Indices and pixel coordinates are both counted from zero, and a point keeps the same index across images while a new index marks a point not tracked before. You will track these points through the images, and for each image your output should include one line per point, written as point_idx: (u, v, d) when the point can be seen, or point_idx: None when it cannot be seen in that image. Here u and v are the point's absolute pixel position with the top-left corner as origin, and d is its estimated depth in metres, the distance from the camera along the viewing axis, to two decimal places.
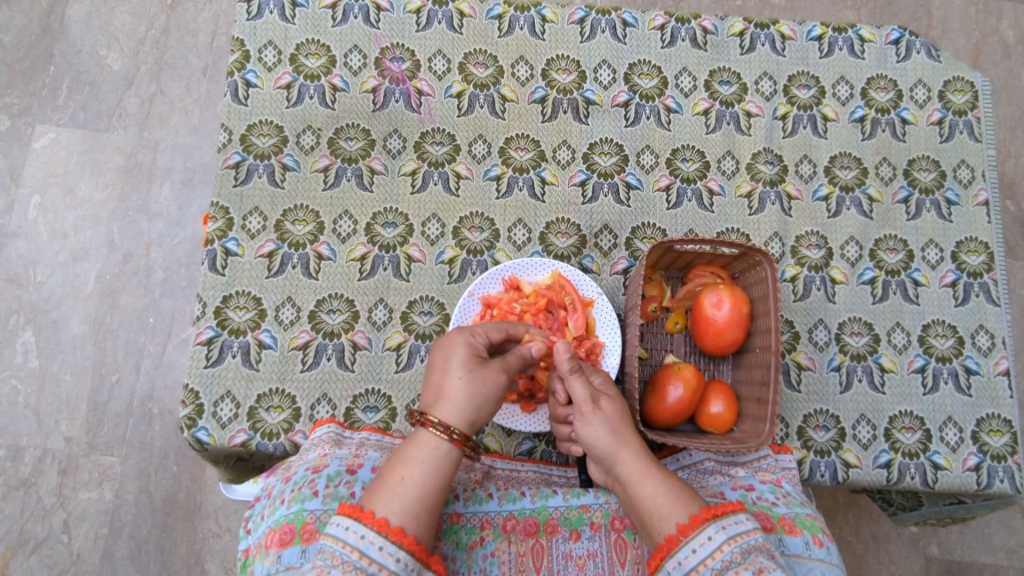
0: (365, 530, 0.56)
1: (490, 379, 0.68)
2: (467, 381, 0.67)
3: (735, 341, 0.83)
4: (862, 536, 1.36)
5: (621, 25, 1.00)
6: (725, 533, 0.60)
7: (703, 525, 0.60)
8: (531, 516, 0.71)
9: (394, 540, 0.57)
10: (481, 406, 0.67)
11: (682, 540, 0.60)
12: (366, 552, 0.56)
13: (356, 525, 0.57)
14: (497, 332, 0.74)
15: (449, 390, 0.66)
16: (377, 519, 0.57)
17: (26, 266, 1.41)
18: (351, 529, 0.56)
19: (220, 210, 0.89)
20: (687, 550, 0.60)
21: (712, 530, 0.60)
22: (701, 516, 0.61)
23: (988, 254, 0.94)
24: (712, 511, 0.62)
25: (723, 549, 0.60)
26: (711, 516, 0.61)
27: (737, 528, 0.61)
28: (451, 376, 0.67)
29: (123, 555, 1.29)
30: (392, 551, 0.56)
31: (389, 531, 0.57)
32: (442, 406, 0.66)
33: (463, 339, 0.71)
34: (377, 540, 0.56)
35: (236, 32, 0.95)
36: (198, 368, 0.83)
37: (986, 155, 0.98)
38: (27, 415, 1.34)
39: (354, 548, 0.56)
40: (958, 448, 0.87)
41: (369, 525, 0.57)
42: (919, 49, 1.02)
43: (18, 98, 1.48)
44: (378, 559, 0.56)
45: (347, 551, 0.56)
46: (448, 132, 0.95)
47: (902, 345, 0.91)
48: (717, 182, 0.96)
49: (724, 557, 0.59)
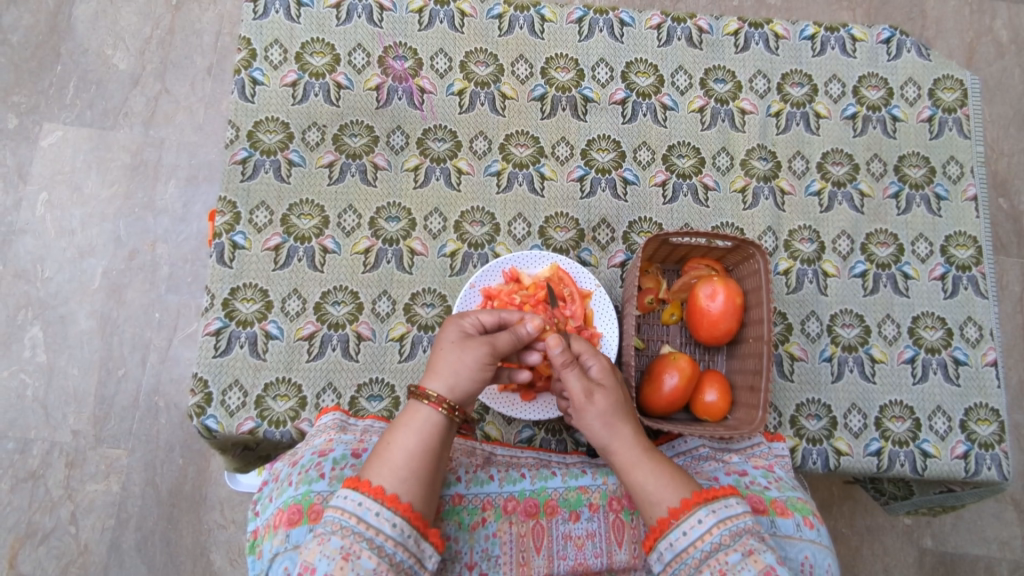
0: (362, 498, 0.60)
1: (472, 350, 0.69)
2: (451, 352, 0.70)
3: (729, 332, 0.85)
4: (857, 527, 1.38)
5: (618, 24, 1.02)
6: (715, 517, 0.63)
7: (694, 508, 0.63)
8: (531, 498, 0.73)
9: (389, 506, 0.59)
10: (471, 377, 0.69)
11: (674, 523, 0.63)
12: (364, 517, 0.59)
13: (354, 494, 0.60)
14: (490, 315, 0.75)
15: (437, 364, 0.69)
16: (374, 487, 0.60)
17: (34, 262, 1.43)
18: (350, 497, 0.60)
19: (228, 205, 0.91)
20: (679, 532, 0.63)
21: (703, 513, 0.63)
22: (692, 500, 0.64)
23: (977, 248, 0.97)
24: (704, 495, 0.64)
25: (713, 532, 0.62)
26: (702, 500, 0.64)
27: (727, 511, 0.63)
28: (439, 350, 0.71)
29: (129, 545, 1.32)
30: (388, 516, 0.59)
31: (384, 498, 0.60)
32: (432, 378, 0.68)
33: (455, 321, 0.74)
34: (374, 506, 0.59)
35: (242, 32, 0.97)
36: (207, 357, 0.86)
37: (975, 152, 1.00)
38: (35, 409, 1.36)
39: (352, 515, 0.59)
40: (947, 436, 0.89)
41: (367, 493, 0.60)
42: (910, 48, 1.04)
43: (26, 97, 1.51)
44: (376, 524, 0.59)
45: (346, 517, 0.59)
46: (450, 129, 0.98)
47: (893, 336, 0.94)
48: (712, 178, 0.99)
49: (714, 539, 0.62)
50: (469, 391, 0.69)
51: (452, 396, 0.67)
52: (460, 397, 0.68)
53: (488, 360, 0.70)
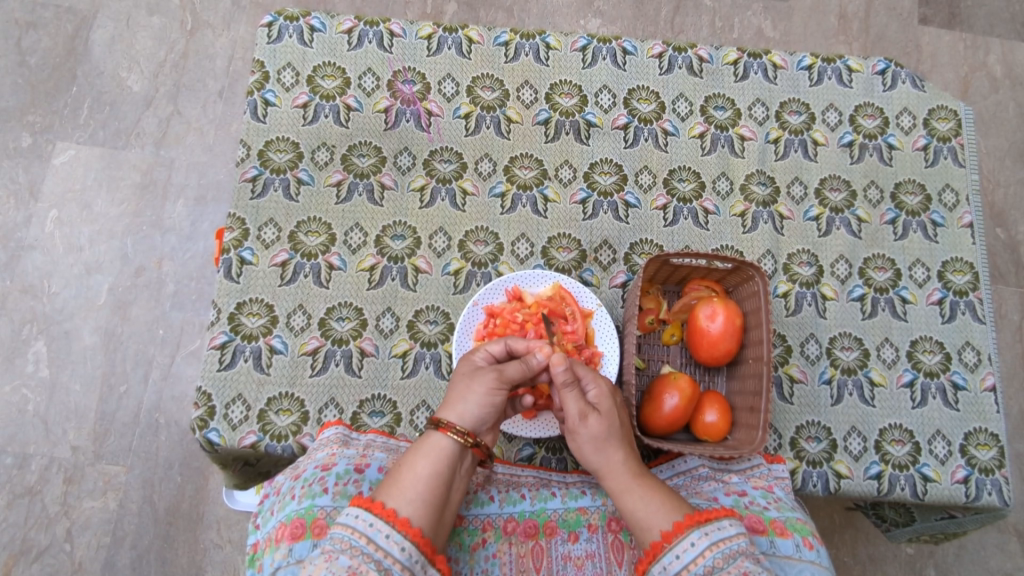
0: (374, 519, 0.60)
1: (479, 380, 0.71)
2: (464, 384, 0.71)
3: (729, 352, 0.86)
4: (859, 556, 1.37)
5: (621, 52, 1.05)
6: (708, 539, 0.62)
7: (686, 531, 0.63)
8: (531, 518, 0.73)
9: (401, 529, 0.59)
10: (479, 403, 0.69)
11: (667, 546, 0.63)
12: (375, 538, 0.59)
13: (367, 514, 0.60)
14: (496, 345, 0.76)
15: (449, 396, 0.71)
16: (387, 509, 0.60)
17: (41, 278, 1.45)
18: (362, 517, 0.60)
19: (237, 221, 0.93)
20: (671, 556, 0.62)
21: (695, 536, 0.62)
22: (685, 523, 0.63)
23: (974, 274, 0.98)
24: (697, 517, 0.64)
25: (706, 555, 0.62)
26: (694, 522, 0.63)
27: (720, 533, 0.63)
28: (453, 384, 0.73)
29: (124, 564, 1.31)
30: (398, 540, 0.59)
31: (396, 521, 0.60)
32: (444, 409, 0.69)
33: (465, 359, 0.76)
34: (385, 528, 0.59)
35: (257, 55, 1.00)
36: (211, 371, 0.87)
37: (970, 180, 1.03)
38: (36, 423, 1.37)
39: (363, 534, 0.59)
40: (947, 461, 0.89)
41: (379, 514, 0.60)
42: (905, 79, 1.07)
43: (42, 117, 1.55)
44: (386, 547, 0.59)
45: (356, 536, 0.59)
46: (456, 150, 1.00)
47: (891, 360, 0.94)
48: (712, 203, 1.00)
49: (707, 562, 0.62)
50: (481, 417, 0.69)
51: (461, 423, 0.68)
52: (471, 424, 0.68)
53: (497, 386, 0.71)
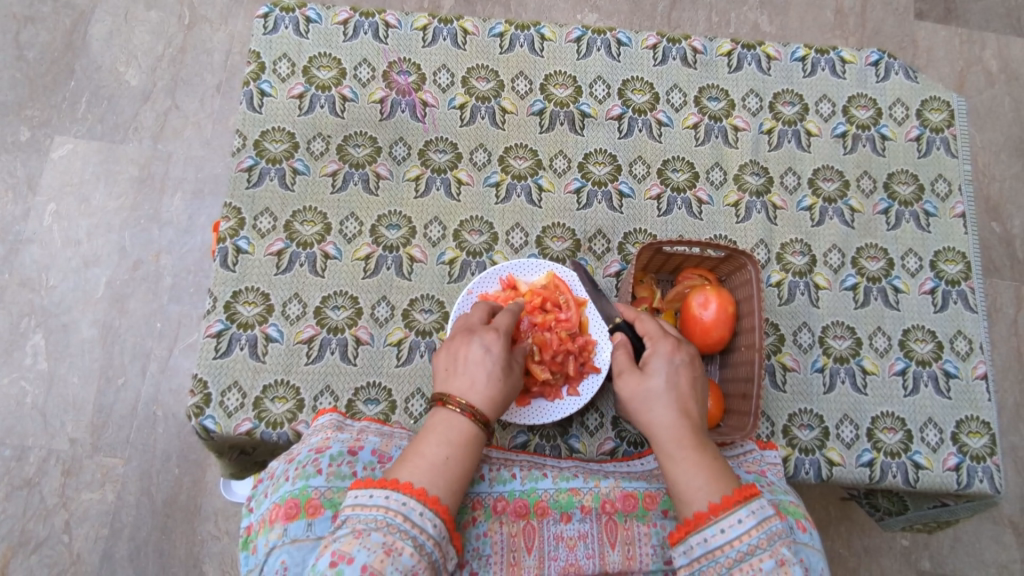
0: (406, 498, 0.60)
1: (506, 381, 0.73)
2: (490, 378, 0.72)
3: (721, 340, 0.87)
4: (854, 548, 1.37)
5: (615, 44, 1.06)
6: (754, 518, 0.63)
7: (734, 507, 0.64)
8: (522, 498, 0.74)
9: (432, 507, 0.61)
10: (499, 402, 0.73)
11: (713, 519, 0.64)
12: (409, 516, 0.60)
13: (397, 494, 0.60)
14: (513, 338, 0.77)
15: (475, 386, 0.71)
16: (417, 489, 0.61)
17: (39, 271, 1.45)
18: (392, 497, 0.60)
19: (233, 210, 0.94)
20: (715, 529, 0.63)
21: (743, 513, 0.64)
22: (733, 498, 0.65)
23: (966, 263, 0.99)
24: (745, 494, 0.65)
25: (751, 534, 0.63)
26: (742, 500, 0.64)
27: (764, 513, 0.64)
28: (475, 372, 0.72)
29: (122, 555, 1.31)
30: (430, 517, 0.60)
31: (427, 499, 0.61)
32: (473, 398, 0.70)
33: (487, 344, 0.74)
34: (418, 506, 0.60)
35: (252, 46, 1.01)
36: (207, 358, 0.87)
37: (962, 170, 1.03)
38: (34, 416, 1.37)
39: (397, 512, 0.60)
40: (938, 448, 0.90)
41: (410, 494, 0.61)
42: (897, 70, 1.07)
43: (40, 111, 1.55)
44: (420, 523, 0.60)
45: (390, 514, 0.59)
46: (450, 141, 1.00)
47: (883, 348, 0.95)
48: (706, 192, 1.01)
49: (751, 541, 0.63)
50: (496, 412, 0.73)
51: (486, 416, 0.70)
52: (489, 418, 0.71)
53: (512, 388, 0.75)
